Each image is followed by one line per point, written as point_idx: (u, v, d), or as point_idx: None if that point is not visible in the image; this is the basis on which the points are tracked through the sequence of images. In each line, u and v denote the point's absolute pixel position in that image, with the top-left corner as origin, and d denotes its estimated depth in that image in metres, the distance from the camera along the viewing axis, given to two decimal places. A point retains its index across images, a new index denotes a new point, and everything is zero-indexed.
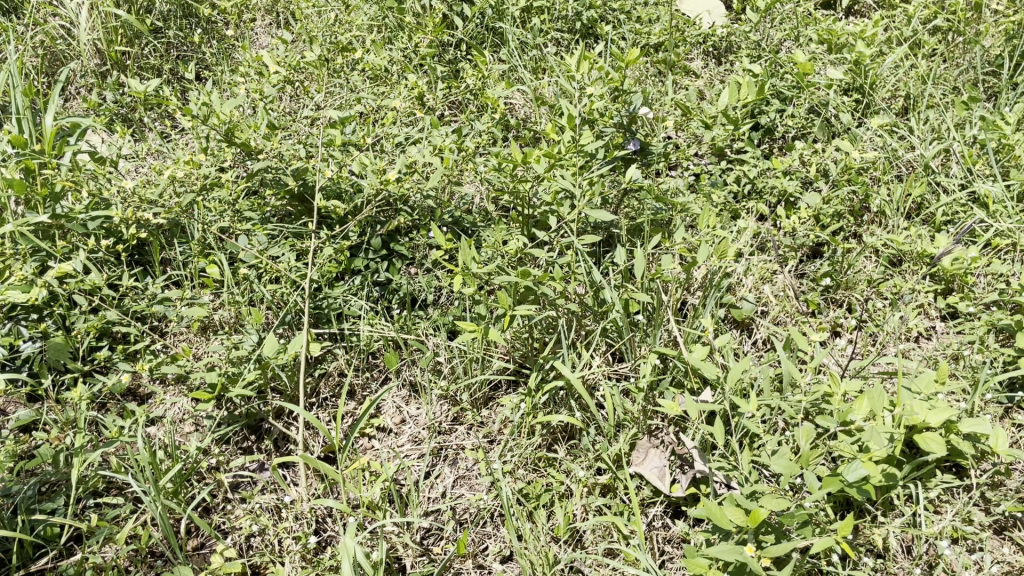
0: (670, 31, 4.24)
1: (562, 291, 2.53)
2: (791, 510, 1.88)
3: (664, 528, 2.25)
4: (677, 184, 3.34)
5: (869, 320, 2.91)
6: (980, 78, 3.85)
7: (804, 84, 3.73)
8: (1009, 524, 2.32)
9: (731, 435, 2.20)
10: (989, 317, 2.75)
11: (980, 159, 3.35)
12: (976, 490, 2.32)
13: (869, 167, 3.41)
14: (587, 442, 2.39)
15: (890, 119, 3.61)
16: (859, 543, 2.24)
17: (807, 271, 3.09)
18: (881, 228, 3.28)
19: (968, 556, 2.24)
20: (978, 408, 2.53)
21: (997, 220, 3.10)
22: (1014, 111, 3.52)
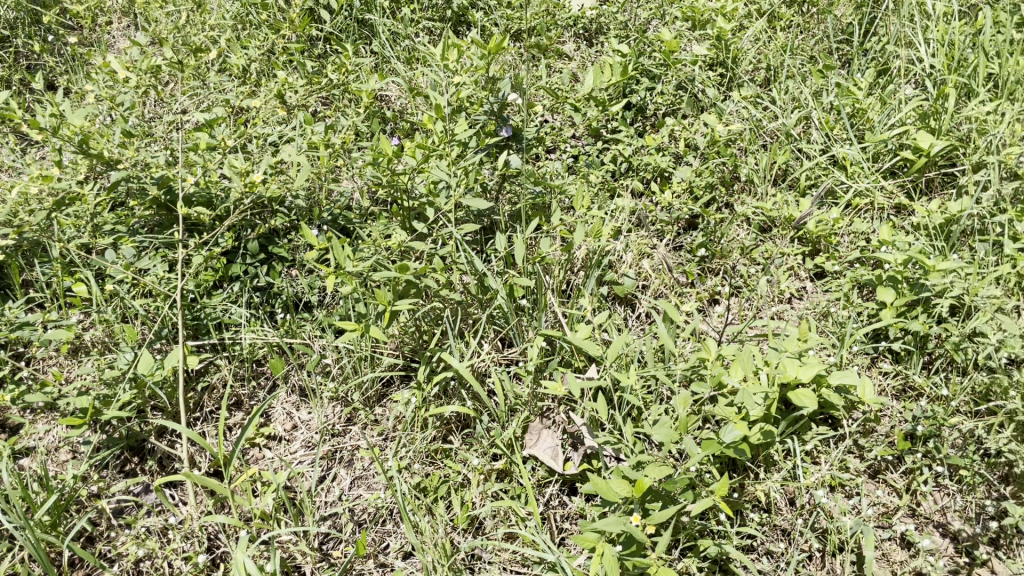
0: (541, 15, 4.31)
1: (445, 282, 2.50)
2: (674, 476, 1.93)
3: (561, 506, 2.29)
4: (554, 167, 3.40)
5: (744, 286, 3.03)
6: (834, 47, 4.02)
7: (671, 61, 3.86)
8: (882, 467, 2.48)
9: (615, 409, 2.26)
10: (853, 274, 2.90)
11: (836, 124, 3.52)
12: (849, 438, 2.47)
13: (736, 138, 3.54)
14: (481, 430, 2.39)
15: (753, 91, 3.76)
16: (745, 501, 2.35)
17: (684, 243, 3.22)
18: (751, 196, 3.42)
19: (846, 501, 2.39)
20: (846, 361, 2.68)
21: (856, 181, 3.27)
22: (866, 76, 3.71)
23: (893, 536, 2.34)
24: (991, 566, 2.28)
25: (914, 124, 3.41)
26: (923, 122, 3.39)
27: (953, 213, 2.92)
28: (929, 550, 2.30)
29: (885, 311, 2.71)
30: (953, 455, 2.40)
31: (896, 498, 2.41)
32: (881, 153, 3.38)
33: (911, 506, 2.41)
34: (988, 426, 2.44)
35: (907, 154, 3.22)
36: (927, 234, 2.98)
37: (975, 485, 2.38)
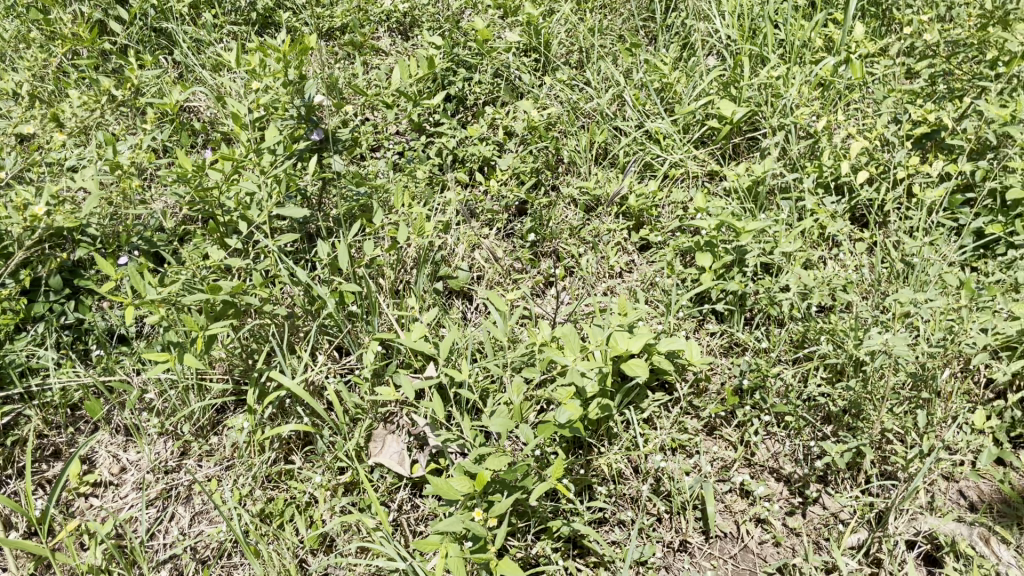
0: (351, 11, 4.23)
1: (267, 297, 2.40)
2: (513, 465, 1.94)
3: (413, 509, 2.23)
4: (378, 166, 3.35)
5: (575, 266, 3.10)
6: (640, 25, 4.15)
7: (485, 50, 3.87)
8: (718, 423, 2.62)
9: (454, 406, 2.24)
10: (675, 242, 3.04)
11: (646, 100, 3.65)
12: (684, 401, 2.59)
13: (555, 122, 3.60)
14: (322, 446, 2.30)
15: (568, 74, 3.84)
16: (592, 475, 2.42)
17: (514, 229, 3.25)
18: (575, 176, 3.50)
19: (687, 461, 2.49)
20: (674, 328, 2.80)
21: (670, 153, 3.42)
22: (671, 51, 3.86)
23: (732, 487, 2.47)
24: (821, 502, 2.45)
25: (717, 93, 3.59)
26: (724, 91, 3.56)
27: (757, 176, 3.09)
28: (765, 496, 2.45)
29: (705, 275, 2.86)
30: (778, 404, 2.56)
31: (731, 451, 2.55)
32: (690, 124, 3.53)
33: (746, 457, 2.55)
34: (805, 373, 2.61)
35: (714, 122, 3.38)
36: (737, 197, 3.14)
37: (800, 428, 2.54)
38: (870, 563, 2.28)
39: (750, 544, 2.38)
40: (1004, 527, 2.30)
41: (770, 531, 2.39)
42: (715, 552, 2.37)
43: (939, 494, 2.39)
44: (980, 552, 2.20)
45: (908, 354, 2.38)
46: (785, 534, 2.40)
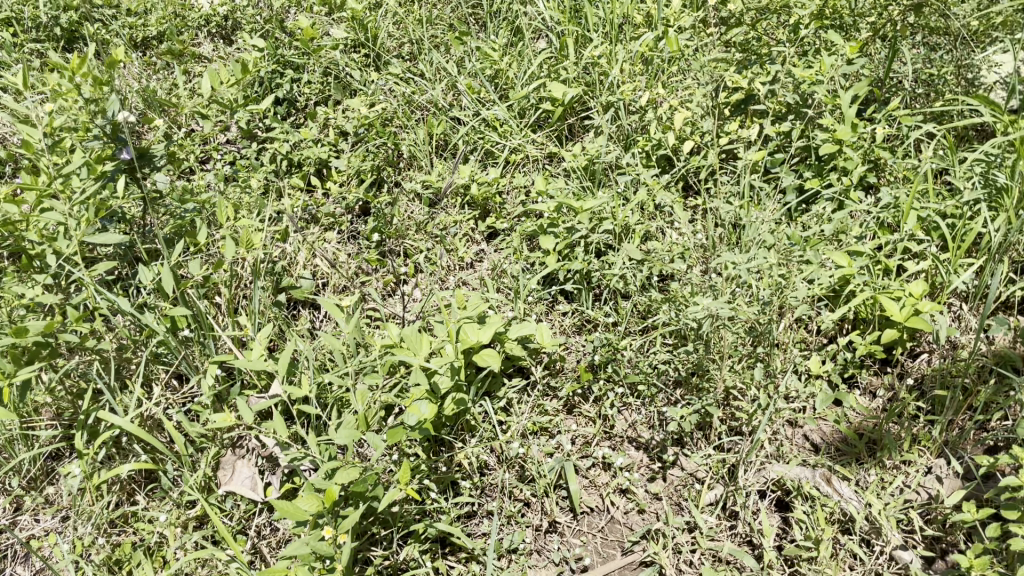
0: (167, 19, 4.05)
1: (86, 332, 2.25)
2: (360, 476, 1.90)
3: (272, 533, 2.15)
4: (208, 180, 3.21)
5: (425, 261, 3.07)
6: (468, 13, 4.13)
7: (311, 49, 3.77)
8: (576, 401, 2.66)
9: (298, 423, 2.17)
10: (520, 228, 3.07)
11: (479, 88, 3.65)
12: (540, 383, 2.62)
13: (390, 117, 3.54)
14: (166, 482, 2.19)
15: (400, 68, 3.79)
16: (455, 471, 2.41)
17: (358, 231, 3.18)
18: (417, 171, 3.45)
19: (549, 443, 2.52)
20: (525, 312, 2.82)
21: (508, 139, 3.43)
22: (501, 35, 3.86)
23: (594, 462, 2.52)
24: (680, 464, 2.53)
25: (547, 76, 3.63)
26: (554, 73, 3.61)
27: (590, 157, 3.16)
28: (626, 467, 2.51)
29: (549, 258, 2.90)
30: (629, 374, 2.63)
31: (590, 427, 2.59)
32: (525, 108, 3.55)
33: (605, 430, 2.60)
34: (653, 341, 2.69)
35: (546, 105, 3.42)
36: (575, 176, 3.19)
37: (653, 396, 2.62)
38: (728, 516, 2.37)
39: (617, 515, 2.43)
40: (844, 464, 2.44)
41: (634, 500, 2.45)
42: (584, 528, 2.40)
43: (786, 442, 2.52)
44: (823, 492, 2.35)
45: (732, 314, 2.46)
46: (648, 501, 2.46)
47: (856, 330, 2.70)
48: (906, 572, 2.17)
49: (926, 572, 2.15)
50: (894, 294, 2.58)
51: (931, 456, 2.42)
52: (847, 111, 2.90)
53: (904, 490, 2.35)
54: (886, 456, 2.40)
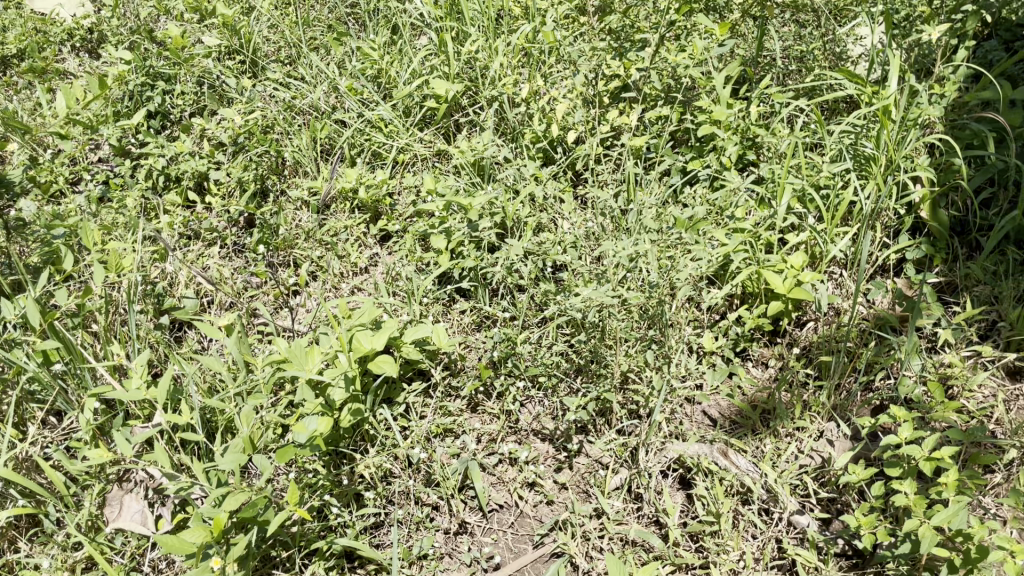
0: (27, 36, 3.87)
1: None
2: (246, 502, 1.84)
3: (168, 566, 2.06)
4: (79, 203, 3.07)
5: (317, 269, 3.00)
6: (347, 13, 4.05)
7: (182, 59, 3.65)
8: (480, 398, 2.64)
9: (182, 451, 2.09)
10: (412, 229, 3.04)
11: (361, 89, 3.59)
12: (441, 384, 2.61)
13: (271, 124, 3.45)
14: (48, 525, 2.08)
15: (279, 73, 3.69)
16: (358, 482, 2.37)
17: (245, 244, 3.09)
18: (303, 177, 3.37)
19: (454, 444, 2.51)
20: (420, 315, 2.78)
21: (395, 139, 3.38)
22: (380, 33, 3.80)
23: (501, 458, 2.52)
24: (585, 452, 2.54)
25: (429, 73, 3.59)
26: (436, 70, 3.58)
27: (478, 154, 3.14)
28: (531, 460, 2.50)
29: (441, 257, 2.88)
30: (529, 368, 2.63)
31: (495, 424, 2.59)
32: (410, 107, 3.51)
33: (509, 425, 2.59)
34: (550, 332, 2.70)
35: (431, 103, 3.38)
36: (464, 172, 3.17)
37: (555, 386, 2.63)
38: (633, 499, 2.40)
39: (525, 509, 2.43)
40: (741, 436, 2.51)
41: (541, 492, 2.45)
42: (493, 526, 2.39)
43: (684, 420, 2.57)
44: (721, 466, 2.41)
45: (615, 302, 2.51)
46: (556, 491, 2.46)
47: (744, 304, 2.78)
48: (804, 535, 2.25)
49: (823, 534, 2.23)
50: (776, 268, 2.68)
51: (821, 420, 2.51)
52: (722, 92, 2.99)
53: (799, 456, 2.42)
54: (780, 425, 2.48)
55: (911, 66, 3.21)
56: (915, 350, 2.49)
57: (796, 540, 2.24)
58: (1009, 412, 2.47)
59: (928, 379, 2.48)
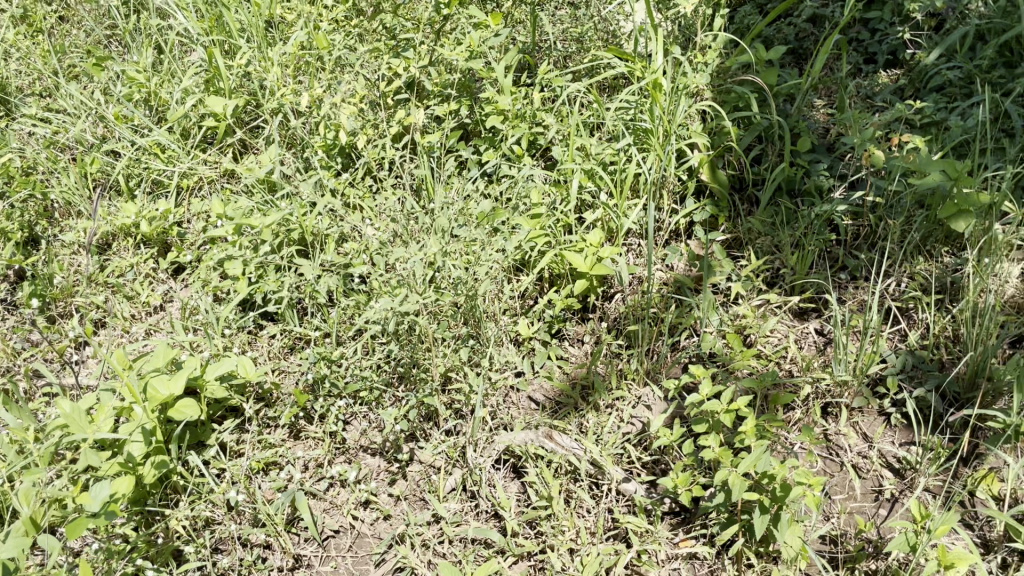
0: None
1: None
2: None
3: None
4: None
5: (103, 315, 2.79)
6: (105, 36, 3.79)
7: None
8: (301, 424, 2.54)
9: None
10: (205, 257, 2.87)
11: (130, 115, 3.35)
12: (255, 418, 2.49)
13: (32, 166, 3.18)
14: None
15: (34, 108, 3.40)
16: (175, 538, 2.23)
17: (17, 301, 2.83)
18: (76, 217, 3.11)
19: (278, 476, 2.40)
20: (224, 348, 2.63)
21: (176, 163, 3.18)
22: (143, 53, 3.57)
23: (331, 481, 2.42)
24: (416, 459, 2.47)
25: (204, 91, 3.40)
26: (210, 86, 3.41)
27: (268, 170, 3.00)
28: (361, 479, 2.42)
29: (240, 283, 2.72)
30: (349, 384, 2.54)
31: (319, 447, 2.49)
32: (188, 129, 3.32)
33: (336, 446, 2.50)
34: (365, 345, 2.63)
35: (208, 122, 3.20)
36: (255, 191, 3.03)
37: (378, 399, 2.56)
38: (469, 498, 2.38)
39: (363, 529, 2.34)
40: (565, 416, 2.55)
41: (377, 508, 2.37)
42: (330, 553, 2.29)
43: (510, 409, 2.58)
44: (548, 450, 2.43)
45: (420, 305, 2.50)
46: (392, 505, 2.39)
47: (554, 287, 2.83)
48: (632, 502, 2.32)
49: (650, 497, 2.31)
50: (578, 248, 2.75)
51: (637, 387, 2.60)
52: (504, 82, 3.04)
53: (620, 425, 2.50)
54: (599, 398, 2.55)
55: (676, 38, 3.39)
56: (711, 305, 2.67)
57: (625, 508, 2.31)
58: (800, 349, 2.68)
59: (726, 332, 2.66)
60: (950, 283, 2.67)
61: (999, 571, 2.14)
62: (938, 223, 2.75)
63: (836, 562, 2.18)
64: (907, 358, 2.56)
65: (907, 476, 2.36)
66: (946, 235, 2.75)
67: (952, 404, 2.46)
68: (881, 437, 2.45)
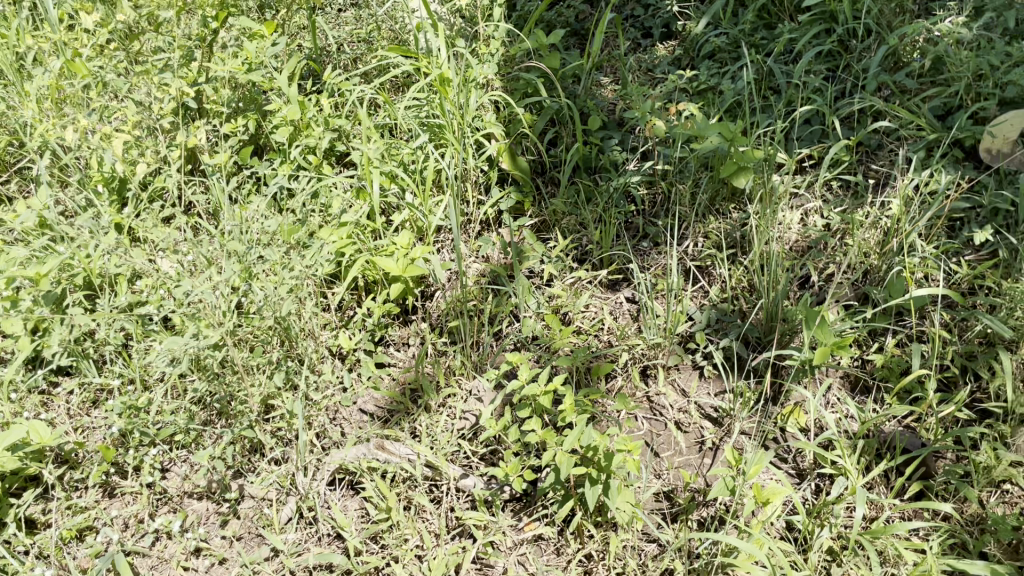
0: None
1: None
2: None
3: None
4: None
5: None
6: None
7: None
8: (114, 480, 2.38)
9: None
10: None
11: None
12: (58, 484, 2.31)
13: None
14: None
15: None
16: None
17: None
18: None
19: (93, 542, 2.22)
20: (13, 415, 2.40)
21: None
22: None
23: (156, 535, 2.26)
24: (247, 494, 2.35)
25: None
26: None
27: (39, 214, 2.76)
28: (187, 527, 2.27)
29: (21, 341, 2.48)
30: (161, 429, 2.39)
31: (138, 501, 2.34)
32: None
33: (157, 497, 2.34)
34: (173, 385, 2.49)
35: None
36: (29, 239, 2.78)
37: (197, 439, 2.42)
38: (308, 524, 2.29)
39: None
40: (396, 423, 2.50)
41: (210, 555, 2.22)
42: None
43: (340, 426, 2.50)
44: (382, 461, 2.38)
45: (227, 336, 2.38)
46: (226, 548, 2.25)
47: (369, 295, 2.78)
48: (473, 497, 2.32)
49: (489, 488, 2.32)
50: (388, 252, 2.71)
51: (467, 381, 2.60)
52: (288, 92, 2.95)
53: (453, 421, 2.48)
54: (430, 399, 2.52)
55: (459, 31, 3.41)
56: (526, 289, 2.71)
57: (466, 504, 2.31)
58: (615, 319, 2.78)
59: (544, 314, 2.72)
60: (739, 237, 2.85)
61: (813, 496, 2.32)
62: (722, 182, 2.93)
63: (669, 518, 2.28)
64: (711, 312, 2.73)
65: (725, 423, 2.50)
66: (731, 193, 2.94)
67: (755, 349, 2.64)
68: (696, 391, 2.59)
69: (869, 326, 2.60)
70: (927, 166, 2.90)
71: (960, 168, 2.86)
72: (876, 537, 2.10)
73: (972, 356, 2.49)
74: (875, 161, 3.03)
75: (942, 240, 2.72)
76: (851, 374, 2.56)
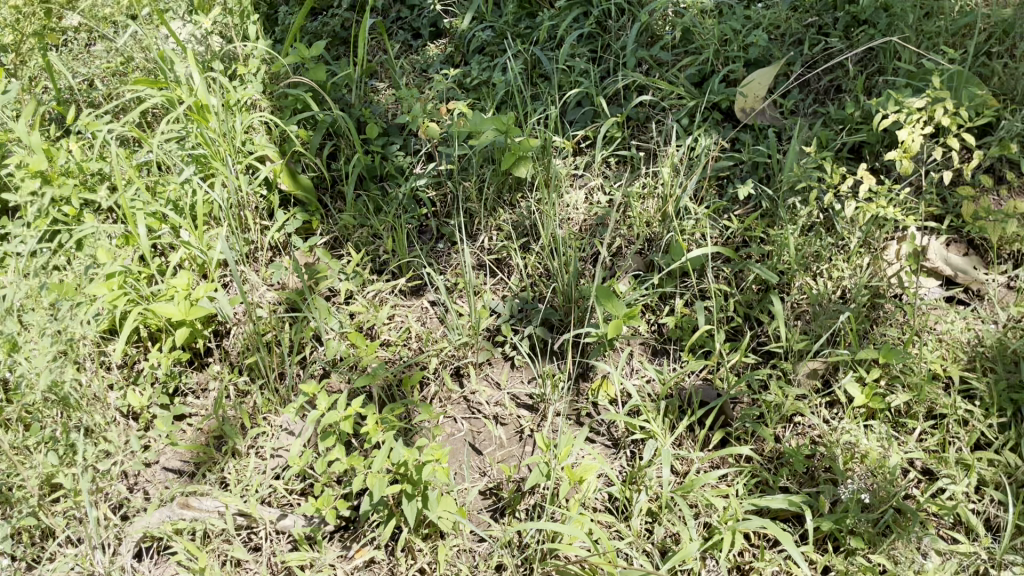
0: None
1: None
2: None
3: None
4: None
5: None
6: None
7: None
8: None
9: None
10: None
11: None
12: None
13: None
14: None
15: None
16: None
17: None
18: None
19: None
20: None
21: None
22: None
23: None
24: None
25: None
26: None
27: None
28: None
29: None
30: None
31: None
32: None
33: None
34: None
35: None
36: None
37: None
38: None
39: None
40: (203, 474, 2.37)
41: None
42: None
43: (144, 492, 2.35)
44: (189, 520, 2.22)
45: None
46: None
47: (157, 343, 2.60)
48: (293, 536, 2.24)
49: (310, 524, 2.23)
50: (167, 296, 2.55)
51: (274, 417, 2.48)
52: (29, 139, 2.70)
53: (266, 462, 2.38)
54: (237, 443, 2.39)
55: (216, 54, 3.27)
56: (326, 311, 2.62)
57: (288, 545, 2.23)
58: (422, 325, 2.76)
59: (347, 333, 2.64)
60: (529, 225, 2.91)
61: (629, 463, 2.41)
62: (506, 173, 2.97)
63: (497, 513, 2.29)
64: (513, 302, 2.76)
65: (540, 408, 2.54)
66: (516, 181, 2.98)
67: (558, 331, 2.70)
68: (508, 381, 2.62)
69: (659, 291, 2.72)
70: (690, 132, 3.06)
71: (719, 130, 3.05)
72: (687, 492, 2.21)
73: (750, 305, 2.66)
74: (644, 134, 3.17)
75: (712, 200, 2.89)
76: (649, 340, 2.68)
